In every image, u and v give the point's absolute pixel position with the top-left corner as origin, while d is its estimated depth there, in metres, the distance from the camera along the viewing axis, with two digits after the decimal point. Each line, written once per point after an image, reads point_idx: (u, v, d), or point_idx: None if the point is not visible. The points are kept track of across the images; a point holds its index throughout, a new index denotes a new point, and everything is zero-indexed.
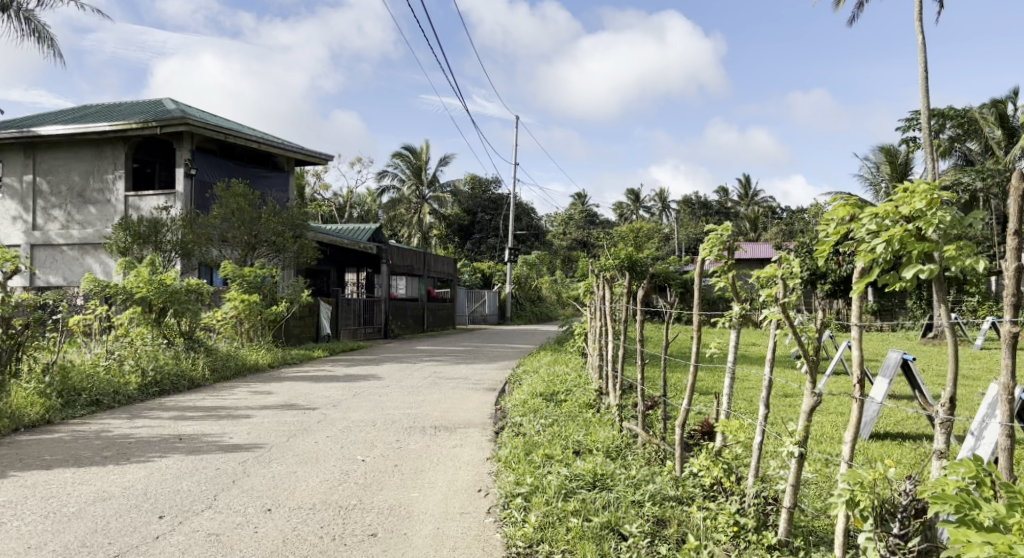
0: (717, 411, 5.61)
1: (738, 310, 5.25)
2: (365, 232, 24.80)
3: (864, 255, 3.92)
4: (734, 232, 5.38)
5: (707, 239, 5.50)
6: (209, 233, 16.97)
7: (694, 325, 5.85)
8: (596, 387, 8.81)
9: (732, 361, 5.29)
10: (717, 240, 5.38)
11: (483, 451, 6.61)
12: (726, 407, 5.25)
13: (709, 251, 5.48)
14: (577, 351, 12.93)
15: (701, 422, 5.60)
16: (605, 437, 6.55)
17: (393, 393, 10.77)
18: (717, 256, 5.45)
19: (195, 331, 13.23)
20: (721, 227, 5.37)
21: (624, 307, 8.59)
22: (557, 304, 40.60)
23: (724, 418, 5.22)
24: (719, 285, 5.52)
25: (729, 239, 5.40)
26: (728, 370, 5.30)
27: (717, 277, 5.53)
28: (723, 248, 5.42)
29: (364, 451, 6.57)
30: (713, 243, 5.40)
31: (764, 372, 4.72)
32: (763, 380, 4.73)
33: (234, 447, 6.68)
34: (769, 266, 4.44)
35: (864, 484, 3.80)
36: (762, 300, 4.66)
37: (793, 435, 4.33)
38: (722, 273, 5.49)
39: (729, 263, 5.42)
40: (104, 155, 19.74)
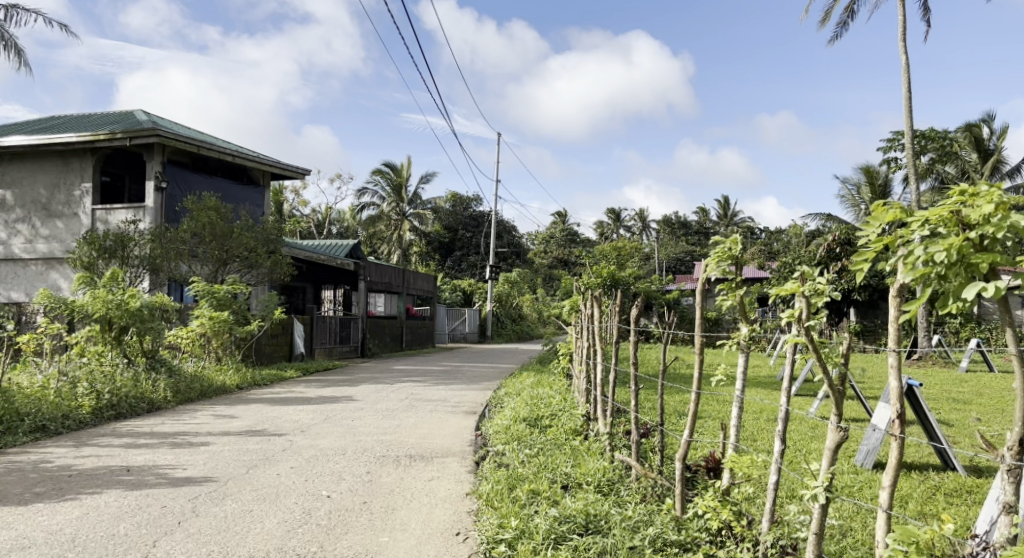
0: (724, 443, 5.01)
1: (748, 331, 4.75)
2: (343, 248, 24.12)
3: (912, 270, 3.42)
4: (744, 245, 4.89)
5: (712, 251, 5.01)
6: (177, 248, 16.22)
7: (696, 348, 5.26)
8: (583, 412, 8.25)
9: (740, 387, 4.77)
10: (726, 254, 4.89)
11: (461, 485, 6.01)
12: (734, 440, 4.71)
13: (714, 265, 4.99)
14: (561, 373, 12.37)
15: (705, 456, 5.02)
16: (596, 469, 5.98)
17: (367, 417, 10.16)
18: (723, 270, 4.96)
19: (158, 350, 12.57)
20: (729, 240, 4.90)
21: (617, 325, 8.02)
22: (538, 323, 40.05)
23: (731, 451, 4.67)
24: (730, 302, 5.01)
25: (739, 252, 4.93)
26: (736, 398, 4.78)
27: (725, 294, 5.04)
28: (731, 261, 4.93)
29: (331, 485, 5.95)
30: (720, 256, 4.92)
31: (781, 403, 4.20)
32: (779, 410, 4.22)
33: (186, 481, 6.06)
34: (791, 282, 3.90)
35: (921, 544, 3.40)
36: (780, 321, 4.11)
37: (817, 477, 3.77)
38: (731, 290, 5.01)
39: (737, 278, 4.97)
40: (71, 167, 19.01)
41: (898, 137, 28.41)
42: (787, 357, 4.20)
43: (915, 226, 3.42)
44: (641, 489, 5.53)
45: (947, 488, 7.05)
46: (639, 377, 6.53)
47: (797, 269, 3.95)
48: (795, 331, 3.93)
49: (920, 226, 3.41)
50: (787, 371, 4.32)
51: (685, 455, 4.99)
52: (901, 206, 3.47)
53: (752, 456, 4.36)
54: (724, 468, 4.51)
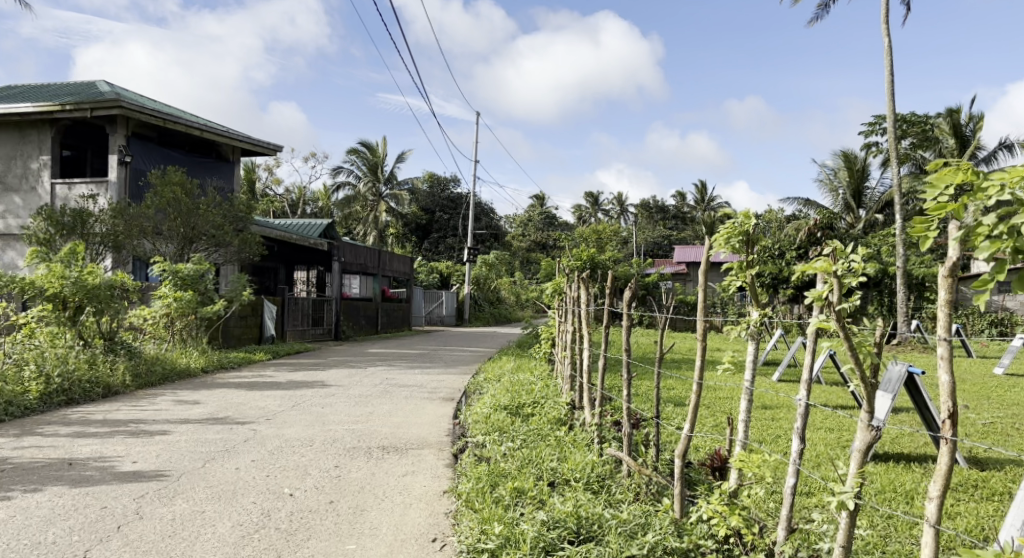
0: (730, 440, 4.51)
1: (760, 317, 4.38)
2: (316, 228, 23.44)
3: (984, 244, 3.25)
4: (754, 223, 4.92)
5: (721, 229, 4.96)
6: (142, 224, 15.55)
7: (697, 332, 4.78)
8: (568, 400, 7.76)
9: (751, 376, 4.37)
10: (737, 231, 4.85)
11: (439, 481, 5.51)
12: (743, 437, 4.25)
13: (724, 241, 4.93)
14: (543, 357, 11.88)
15: (710, 455, 4.51)
16: (585, 463, 5.49)
17: (337, 404, 9.63)
18: (732, 246, 4.96)
19: (117, 331, 11.98)
20: (741, 214, 4.88)
21: (606, 309, 7.52)
22: (516, 306, 39.50)
23: (740, 448, 4.20)
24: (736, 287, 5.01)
25: (750, 230, 4.88)
26: (746, 389, 4.35)
27: (733, 275, 5.06)
28: (742, 240, 4.93)
29: (294, 481, 5.42)
30: (731, 233, 4.87)
31: (801, 395, 3.82)
32: (798, 405, 3.82)
33: (134, 476, 5.54)
34: (820, 259, 3.41)
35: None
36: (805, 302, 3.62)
37: (848, 483, 3.32)
38: (737, 273, 5.00)
39: (748, 260, 4.91)
40: (28, 140, 18.20)
41: (879, 122, 27.97)
42: (809, 347, 3.79)
43: (993, 191, 3.21)
44: (637, 487, 5.06)
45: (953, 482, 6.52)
46: (630, 361, 6.00)
47: (827, 244, 3.51)
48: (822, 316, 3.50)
49: (999, 192, 3.20)
50: (807, 361, 3.91)
51: (686, 453, 4.51)
52: (973, 167, 3.30)
53: (765, 457, 3.92)
54: (732, 467, 4.05)
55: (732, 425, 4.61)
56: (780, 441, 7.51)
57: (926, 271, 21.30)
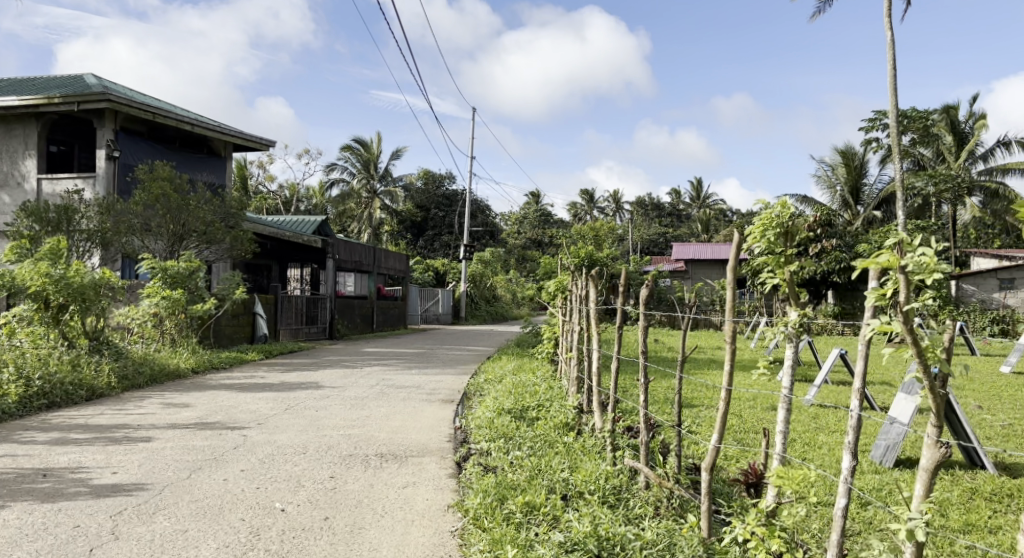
0: (766, 453, 4.13)
1: (799, 316, 4.52)
2: (311, 225, 23.01)
3: None
4: (791, 217, 5.02)
5: (755, 223, 5.11)
6: (130, 221, 15.14)
7: (725, 333, 4.41)
8: (575, 404, 7.36)
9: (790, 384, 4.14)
10: (775, 223, 4.96)
11: (442, 494, 5.12)
12: (781, 450, 3.86)
13: (756, 236, 5.07)
14: (545, 358, 11.50)
15: (742, 469, 4.16)
16: (598, 473, 5.09)
17: (333, 407, 9.24)
18: (768, 239, 5.04)
19: (103, 331, 11.63)
20: (777, 205, 5.00)
21: (619, 309, 6.78)
22: (511, 303, 39.09)
23: (778, 463, 3.81)
24: (771, 285, 5.05)
25: (786, 223, 5.01)
26: (784, 399, 4.10)
27: (769, 272, 5.03)
28: (779, 233, 5.03)
29: (286, 495, 5.02)
30: (768, 225, 4.98)
31: (855, 405, 3.51)
32: (851, 414, 3.53)
33: (112, 491, 5.19)
34: (884, 254, 3.70)
35: None
36: (873, 299, 3.84)
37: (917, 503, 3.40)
38: (774, 267, 4.99)
39: (785, 254, 4.95)
40: (14, 134, 17.76)
41: (878, 119, 27.36)
42: (863, 349, 3.70)
43: None
44: (656, 500, 4.66)
45: (986, 490, 6.11)
46: (648, 364, 5.59)
47: (890, 238, 3.82)
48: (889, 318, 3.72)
49: None
50: (859, 366, 3.67)
51: (714, 466, 4.11)
52: None
53: (804, 471, 3.55)
54: (769, 483, 3.66)
55: (766, 435, 4.32)
56: (799, 447, 7.18)
57: None
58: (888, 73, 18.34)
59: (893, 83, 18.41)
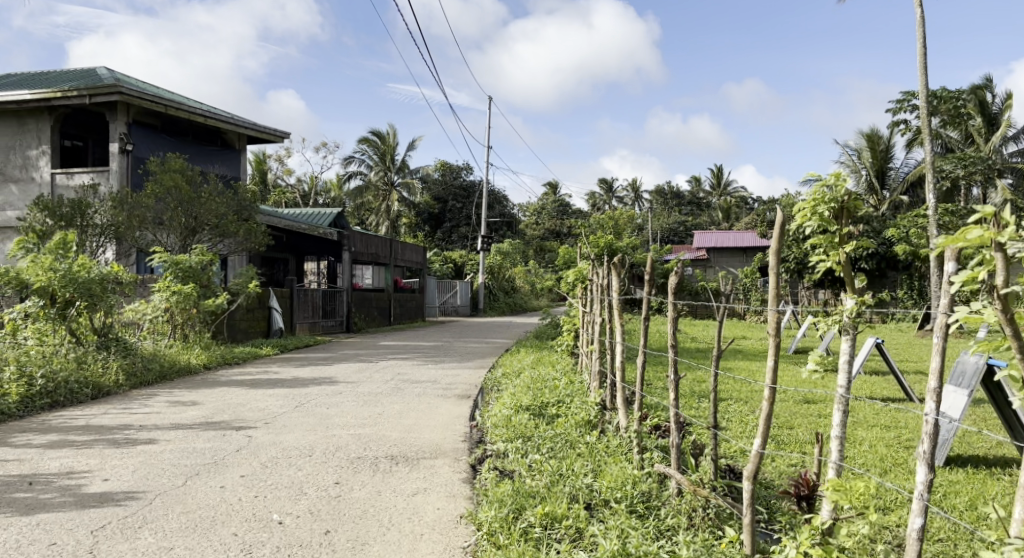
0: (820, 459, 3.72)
1: (853, 304, 4.08)
2: (326, 217, 22.65)
3: None
4: (849, 191, 4.51)
5: (806, 198, 4.62)
6: (142, 215, 14.84)
7: (771, 328, 3.86)
8: (599, 400, 6.91)
9: (846, 383, 3.75)
10: (831, 199, 4.47)
11: (454, 502, 4.70)
12: (837, 458, 3.44)
13: (807, 213, 4.57)
14: (566, 351, 11.06)
15: (790, 480, 3.79)
16: (625, 478, 4.65)
17: (345, 404, 8.85)
18: (819, 217, 4.54)
19: (112, 327, 11.33)
20: (831, 179, 4.51)
21: (648, 297, 6.31)
22: (530, 295, 38.66)
23: (835, 471, 3.37)
24: (825, 268, 4.54)
25: (841, 199, 4.51)
26: (840, 401, 3.68)
27: (822, 256, 4.57)
28: (832, 209, 4.56)
29: (284, 505, 4.62)
30: (820, 200, 4.50)
31: (931, 408, 3.03)
32: (926, 415, 3.07)
33: (102, 500, 4.84)
34: (975, 230, 3.05)
35: None
36: (962, 288, 3.23)
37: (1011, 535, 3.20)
38: (826, 249, 4.53)
39: (839, 233, 4.49)
40: (27, 128, 17.52)
41: (907, 100, 26.32)
42: (939, 343, 3.25)
43: None
44: (687, 512, 4.20)
45: None
46: (678, 360, 5.10)
47: (980, 211, 3.13)
48: (983, 305, 3.19)
49: None
50: (935, 362, 3.18)
51: (757, 474, 3.64)
52: None
53: (865, 484, 3.09)
54: (823, 496, 3.21)
55: (819, 440, 3.94)
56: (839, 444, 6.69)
57: None
58: (918, 49, 17.62)
59: (923, 63, 17.68)
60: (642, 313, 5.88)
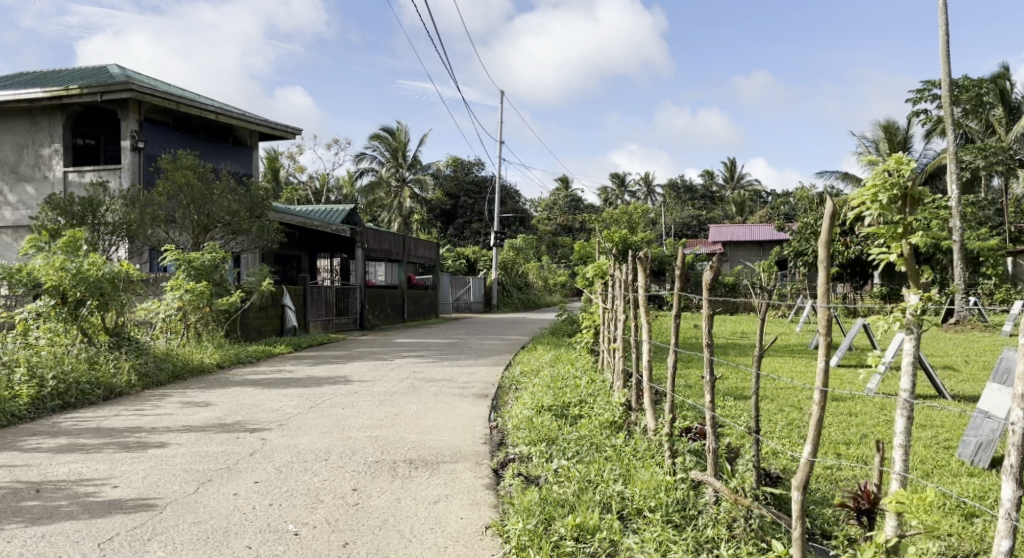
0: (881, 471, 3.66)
1: (918, 306, 3.58)
2: (339, 213, 22.46)
3: None
4: (915, 174, 3.94)
5: (867, 179, 4.02)
6: (154, 212, 14.68)
7: (824, 326, 3.60)
8: (624, 400, 6.65)
9: (910, 386, 3.53)
10: (893, 184, 3.91)
11: (479, 511, 4.48)
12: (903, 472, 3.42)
13: (866, 196, 3.98)
14: (585, 348, 10.78)
15: (850, 491, 3.71)
16: (658, 485, 4.40)
17: (360, 404, 8.63)
18: (880, 204, 3.98)
19: (124, 327, 11.17)
20: (892, 160, 3.94)
21: (676, 294, 5.72)
22: (544, 291, 38.40)
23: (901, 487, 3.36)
24: (885, 263, 4.04)
25: (909, 183, 3.93)
26: (903, 405, 3.50)
27: (881, 250, 4.06)
28: (896, 196, 3.99)
29: (301, 514, 4.40)
30: (881, 184, 3.92)
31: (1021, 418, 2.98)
32: (1012, 425, 3.01)
33: (112, 508, 4.64)
34: None
35: None
36: None
37: None
38: (889, 242, 4.00)
39: (904, 223, 3.93)
40: (39, 127, 17.39)
41: (927, 89, 25.75)
42: None
43: None
44: (727, 523, 3.95)
45: None
46: (713, 358, 4.80)
47: None
48: None
49: None
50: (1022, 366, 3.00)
51: (808, 484, 3.45)
52: None
53: (939, 497, 3.08)
54: (887, 510, 3.24)
55: (880, 448, 3.78)
56: (874, 444, 6.44)
57: (984, 241, 19.86)
58: (941, 37, 17.22)
59: (945, 51, 17.28)
60: (673, 308, 5.55)
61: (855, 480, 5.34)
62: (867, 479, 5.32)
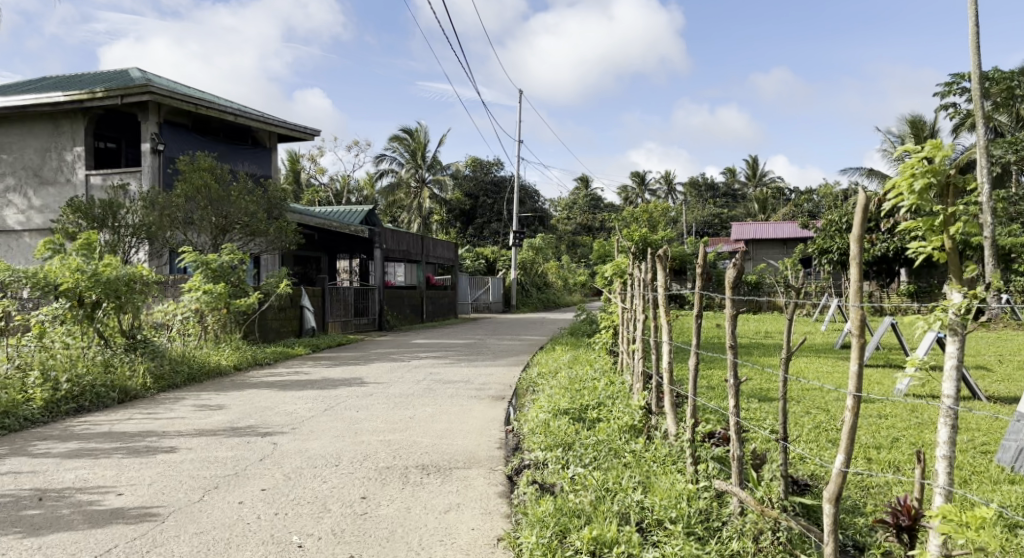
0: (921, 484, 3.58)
1: (964, 303, 3.33)
2: (357, 214, 22.36)
3: None
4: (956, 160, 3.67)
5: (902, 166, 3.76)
6: (173, 214, 14.62)
7: (857, 326, 3.38)
8: (644, 404, 6.43)
9: (953, 393, 3.38)
10: (932, 172, 3.65)
11: (491, 522, 4.30)
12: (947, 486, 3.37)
13: (902, 185, 3.72)
14: (604, 349, 10.56)
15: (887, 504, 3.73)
16: (679, 494, 4.19)
17: (375, 407, 8.47)
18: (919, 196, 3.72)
19: (141, 330, 11.09)
20: (931, 146, 3.66)
21: (698, 293, 5.50)
22: (564, 290, 38.15)
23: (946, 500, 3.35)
24: (923, 257, 3.81)
25: (949, 171, 3.67)
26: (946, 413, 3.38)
27: (919, 243, 3.81)
28: (936, 186, 3.72)
29: (307, 525, 4.25)
30: (921, 173, 3.65)
31: None
32: None
33: (114, 517, 4.51)
34: None
35: None
36: None
37: None
38: (928, 235, 3.75)
39: (945, 216, 3.69)
40: (62, 131, 17.43)
41: (956, 82, 25.28)
42: None
43: None
44: (754, 536, 3.75)
45: None
46: (738, 360, 4.57)
47: None
48: None
49: None
50: None
51: (841, 497, 3.31)
52: None
53: (991, 514, 3.06)
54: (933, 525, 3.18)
55: (919, 456, 3.64)
56: (904, 448, 6.21)
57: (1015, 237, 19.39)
58: (971, 29, 16.82)
59: (975, 42, 16.88)
60: (695, 308, 5.32)
61: (886, 488, 5.14)
62: (899, 488, 5.12)
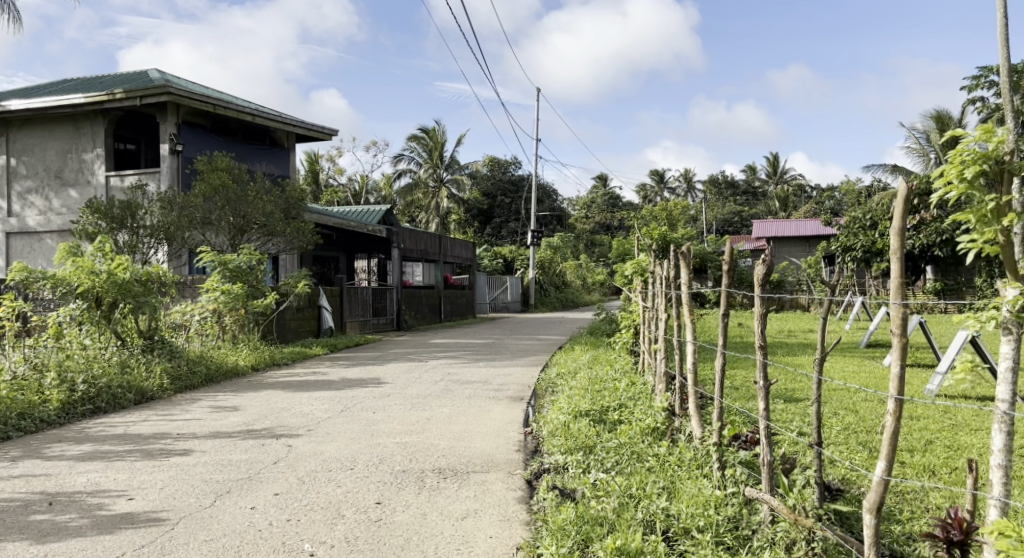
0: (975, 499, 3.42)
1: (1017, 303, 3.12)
2: (375, 214, 22.28)
3: None
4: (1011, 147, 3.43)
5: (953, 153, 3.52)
6: (192, 215, 14.56)
7: (899, 323, 3.22)
8: (669, 405, 6.25)
9: (1010, 398, 3.19)
10: (983, 159, 3.43)
11: (510, 530, 4.14)
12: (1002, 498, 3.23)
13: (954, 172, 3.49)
14: (624, 349, 10.37)
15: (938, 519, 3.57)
16: (706, 501, 4.02)
17: (392, 408, 8.34)
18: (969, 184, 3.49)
19: (158, 330, 11.02)
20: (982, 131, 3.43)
21: (725, 291, 5.30)
22: (582, 290, 37.94)
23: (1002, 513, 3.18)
24: (974, 250, 3.57)
25: (1002, 157, 3.43)
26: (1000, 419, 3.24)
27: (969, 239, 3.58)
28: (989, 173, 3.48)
29: (320, 532, 4.11)
30: (972, 158, 3.43)
31: None
32: None
33: (124, 522, 4.39)
34: None
35: None
36: None
37: None
38: (979, 228, 3.51)
39: (999, 206, 3.44)
40: (82, 132, 17.46)
41: (984, 76, 24.81)
42: None
43: None
44: (787, 546, 3.59)
45: None
46: (768, 361, 4.38)
47: None
48: None
49: None
50: None
51: (881, 507, 3.15)
52: None
53: None
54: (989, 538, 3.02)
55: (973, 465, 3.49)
56: (939, 452, 5.98)
57: None
58: (1000, 21, 16.45)
59: (1004, 35, 16.49)
60: (721, 306, 5.14)
61: (924, 497, 4.93)
62: (936, 497, 4.91)
